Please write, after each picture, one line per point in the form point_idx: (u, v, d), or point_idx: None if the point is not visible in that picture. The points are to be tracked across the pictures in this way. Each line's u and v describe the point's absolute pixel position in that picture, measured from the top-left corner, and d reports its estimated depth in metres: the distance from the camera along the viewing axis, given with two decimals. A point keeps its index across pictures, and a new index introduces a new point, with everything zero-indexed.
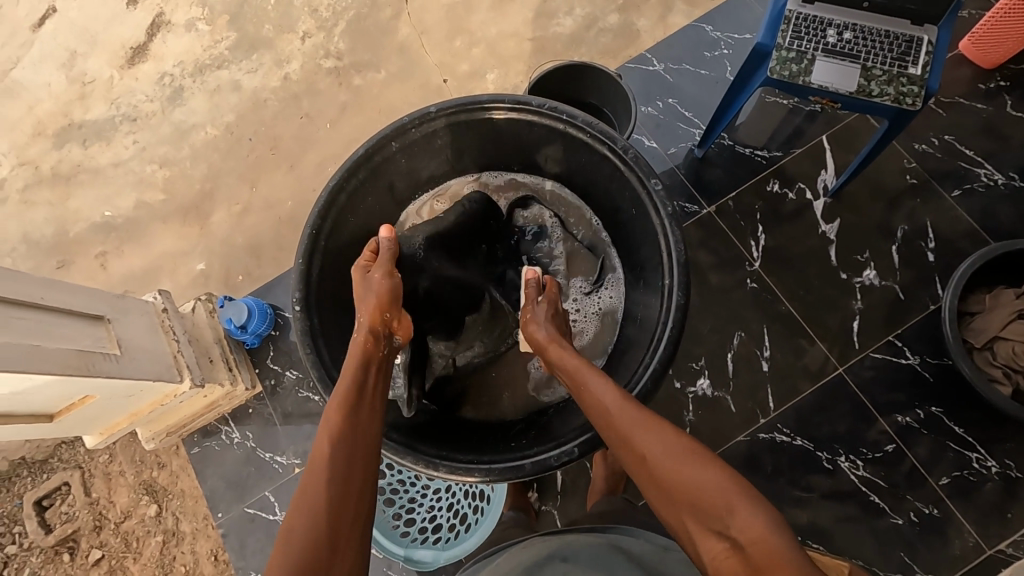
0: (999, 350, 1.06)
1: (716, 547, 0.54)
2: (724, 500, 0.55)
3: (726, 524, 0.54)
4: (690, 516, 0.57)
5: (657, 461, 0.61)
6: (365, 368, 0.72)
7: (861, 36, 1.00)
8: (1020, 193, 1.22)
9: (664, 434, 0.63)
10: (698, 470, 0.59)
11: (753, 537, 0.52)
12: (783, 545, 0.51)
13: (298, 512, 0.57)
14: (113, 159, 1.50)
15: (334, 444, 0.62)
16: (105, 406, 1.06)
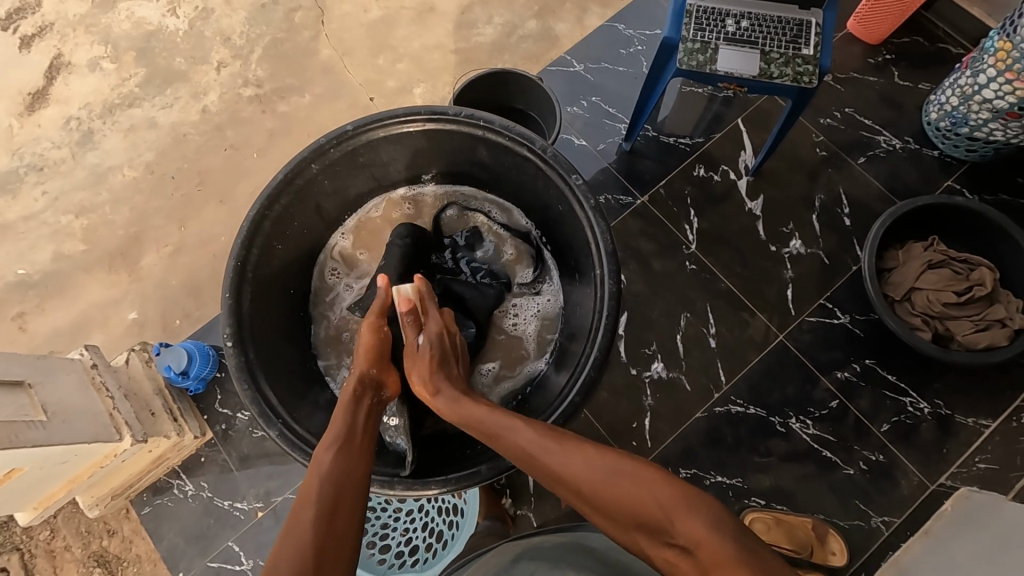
0: (916, 299, 1.16)
1: (667, 554, 0.57)
2: (674, 510, 0.57)
3: (677, 534, 0.56)
4: (639, 534, 0.58)
5: (602, 486, 0.60)
6: (354, 409, 0.71)
7: (757, 23, 1.07)
8: (917, 154, 1.33)
9: (602, 458, 0.62)
10: (642, 485, 0.59)
11: (705, 542, 0.54)
12: (724, 543, 0.53)
13: (289, 537, 0.54)
14: (22, 212, 1.39)
15: (324, 471, 0.61)
16: (37, 477, 0.98)
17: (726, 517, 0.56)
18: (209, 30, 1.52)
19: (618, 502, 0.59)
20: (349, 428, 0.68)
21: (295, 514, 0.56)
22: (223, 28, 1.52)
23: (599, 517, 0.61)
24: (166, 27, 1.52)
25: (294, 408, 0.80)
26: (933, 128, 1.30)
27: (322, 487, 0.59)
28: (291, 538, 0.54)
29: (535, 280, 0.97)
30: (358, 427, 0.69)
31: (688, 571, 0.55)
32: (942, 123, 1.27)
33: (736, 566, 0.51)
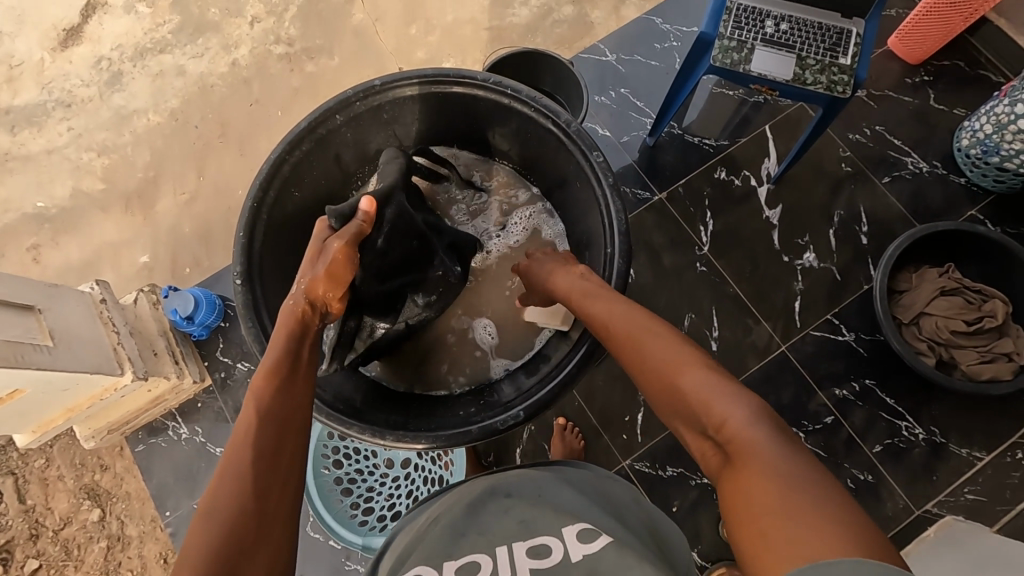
0: (924, 324, 1.15)
1: (702, 445, 0.53)
2: (721, 394, 0.52)
3: (717, 419, 0.51)
4: (679, 418, 0.55)
5: (659, 360, 0.58)
6: (298, 337, 0.66)
7: (796, 27, 1.06)
8: (942, 179, 1.31)
9: (665, 338, 0.60)
10: (697, 366, 0.55)
11: (741, 431, 0.49)
12: (763, 438, 0.48)
13: (222, 480, 0.51)
14: (45, 145, 1.41)
15: (260, 403, 0.57)
16: (38, 401, 1.00)
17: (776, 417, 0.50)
18: None
19: (660, 377, 0.57)
20: (292, 358, 0.63)
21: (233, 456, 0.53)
22: None
23: (648, 389, 0.58)
24: None
25: None
26: (963, 154, 1.28)
27: (260, 422, 0.55)
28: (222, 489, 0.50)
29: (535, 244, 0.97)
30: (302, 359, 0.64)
31: (717, 462, 0.51)
32: (972, 150, 1.25)
33: (769, 466, 0.46)
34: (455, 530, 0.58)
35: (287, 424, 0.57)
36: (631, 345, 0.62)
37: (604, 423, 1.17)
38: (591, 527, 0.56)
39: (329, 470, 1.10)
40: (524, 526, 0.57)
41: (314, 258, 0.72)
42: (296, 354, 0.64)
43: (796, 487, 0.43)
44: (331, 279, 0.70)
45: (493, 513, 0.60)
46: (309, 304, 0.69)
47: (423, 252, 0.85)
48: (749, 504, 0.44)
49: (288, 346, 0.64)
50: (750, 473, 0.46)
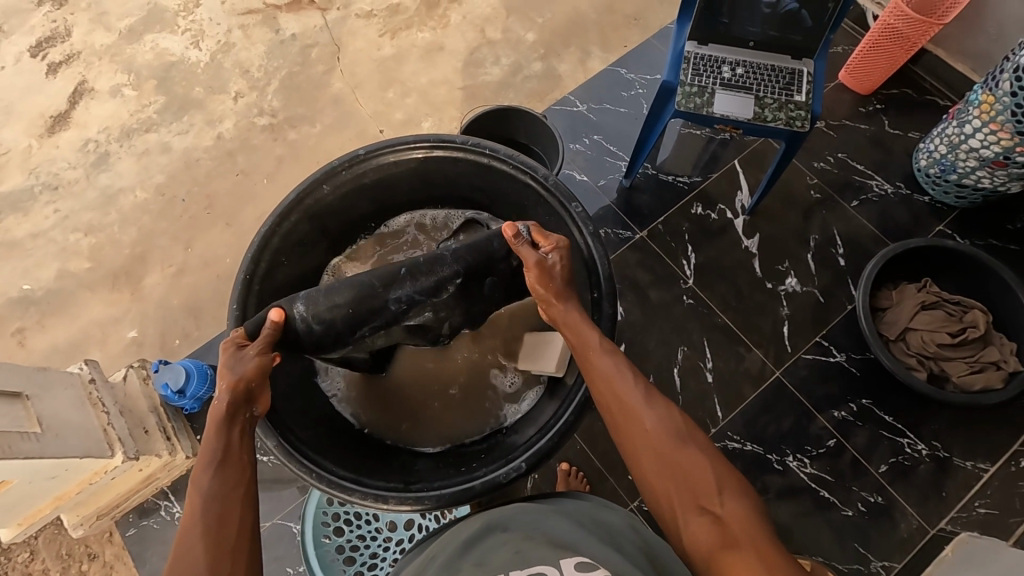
0: (911, 339, 1.17)
1: (699, 524, 0.58)
2: (724, 489, 0.59)
3: (718, 503, 0.58)
4: (675, 495, 0.60)
5: (656, 436, 0.63)
6: (226, 427, 0.66)
7: (752, 70, 1.13)
8: (907, 199, 1.37)
9: (666, 412, 0.65)
10: (692, 447, 0.62)
11: (746, 526, 0.56)
12: (759, 531, 0.56)
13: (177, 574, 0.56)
14: (32, 229, 1.42)
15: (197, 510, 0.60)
16: (25, 491, 0.96)
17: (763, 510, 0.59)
18: (228, 62, 1.59)
19: (657, 452, 0.62)
20: (221, 454, 0.64)
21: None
22: (242, 60, 1.59)
23: (641, 461, 0.63)
24: (187, 58, 1.59)
25: (291, 420, 0.80)
26: (923, 174, 1.35)
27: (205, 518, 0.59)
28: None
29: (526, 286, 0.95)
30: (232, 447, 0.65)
31: (711, 544, 0.57)
32: (931, 169, 1.32)
33: (767, 555, 0.54)
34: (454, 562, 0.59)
35: (225, 526, 0.59)
36: (625, 415, 0.66)
37: (608, 465, 1.16)
38: (589, 559, 0.54)
39: (330, 539, 1.08)
40: (520, 554, 0.56)
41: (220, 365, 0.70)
42: (224, 444, 0.65)
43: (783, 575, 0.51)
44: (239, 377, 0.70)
45: (486, 546, 0.60)
46: (234, 396, 0.67)
47: (370, 301, 0.78)
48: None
49: (216, 440, 0.65)
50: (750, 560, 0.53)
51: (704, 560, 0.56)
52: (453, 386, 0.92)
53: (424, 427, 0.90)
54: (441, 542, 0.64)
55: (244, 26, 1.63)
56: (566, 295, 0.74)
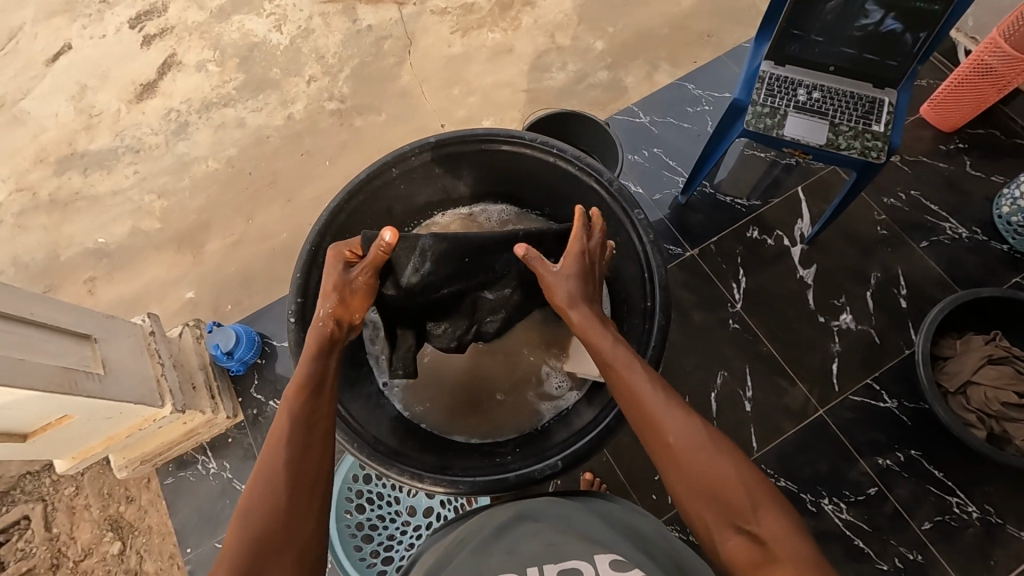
0: (973, 394, 1.10)
1: (735, 540, 0.56)
2: (761, 507, 0.56)
3: (754, 519, 0.55)
4: (709, 510, 0.58)
5: (682, 452, 0.60)
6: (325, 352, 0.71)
7: (829, 96, 1.09)
8: (983, 246, 1.29)
9: (693, 424, 0.61)
10: (725, 457, 0.59)
11: (788, 545, 0.53)
12: (800, 549, 0.53)
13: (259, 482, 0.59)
14: (112, 187, 1.53)
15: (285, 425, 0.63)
16: (82, 428, 1.03)
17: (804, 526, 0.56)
18: (306, 47, 1.66)
19: (686, 467, 0.59)
20: (317, 378, 0.68)
21: (252, 486, 0.58)
22: (319, 46, 1.66)
23: (671, 475, 0.60)
24: (269, 41, 1.67)
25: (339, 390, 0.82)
26: (1003, 222, 1.27)
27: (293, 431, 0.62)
28: (250, 512, 0.57)
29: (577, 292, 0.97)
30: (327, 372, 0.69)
31: (749, 560, 0.54)
32: (1014, 217, 1.24)
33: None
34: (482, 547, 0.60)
35: (309, 447, 0.62)
36: (649, 425, 0.63)
37: (633, 482, 1.14)
38: (622, 558, 0.55)
39: (351, 515, 1.09)
40: (554, 548, 0.57)
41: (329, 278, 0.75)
42: (320, 370, 0.69)
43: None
44: (349, 295, 0.75)
45: (517, 535, 0.61)
46: (336, 322, 0.73)
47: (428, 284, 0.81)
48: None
49: (313, 364, 0.69)
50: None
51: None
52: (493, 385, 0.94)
53: (459, 417, 0.92)
54: (471, 528, 0.65)
55: (324, 14, 1.69)
56: (579, 297, 0.74)
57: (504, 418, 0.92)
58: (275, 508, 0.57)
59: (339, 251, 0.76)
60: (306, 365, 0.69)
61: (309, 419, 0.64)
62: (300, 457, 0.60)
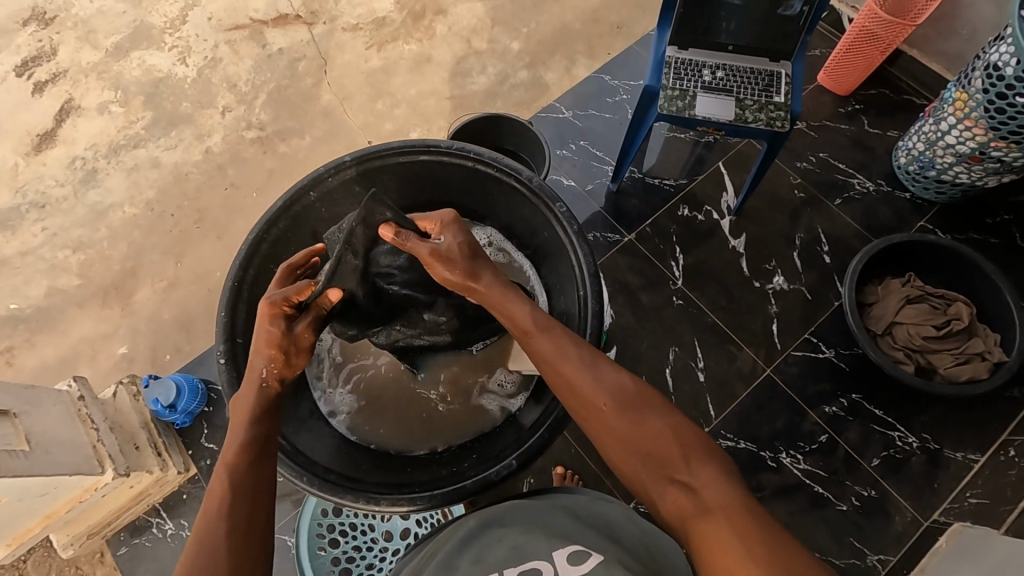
0: (898, 333, 1.19)
1: (673, 494, 0.57)
2: (693, 457, 0.57)
3: (683, 471, 0.57)
4: (646, 467, 0.59)
5: (611, 413, 0.62)
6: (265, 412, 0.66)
7: (732, 73, 1.15)
8: (890, 196, 1.40)
9: (620, 384, 0.64)
10: (651, 417, 0.61)
11: (721, 492, 0.54)
12: (732, 494, 0.54)
13: (200, 555, 0.54)
14: (19, 248, 1.42)
15: (226, 503, 0.58)
16: (13, 511, 0.95)
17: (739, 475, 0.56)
18: (216, 77, 1.60)
19: (614, 433, 0.61)
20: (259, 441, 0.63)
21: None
22: (230, 75, 1.60)
23: (604, 441, 0.62)
24: (175, 74, 1.59)
25: (284, 424, 0.80)
26: (903, 171, 1.37)
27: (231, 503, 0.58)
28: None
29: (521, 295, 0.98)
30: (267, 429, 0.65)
31: (686, 510, 0.55)
32: (911, 166, 1.35)
33: (739, 515, 0.51)
34: (446, 560, 0.60)
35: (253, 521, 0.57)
36: (576, 397, 0.65)
37: (604, 468, 1.16)
38: (582, 547, 0.55)
39: (325, 550, 1.06)
40: (515, 551, 0.57)
41: (268, 337, 0.68)
42: (261, 431, 0.64)
43: (751, 539, 0.49)
44: (295, 352, 0.69)
45: (482, 544, 0.61)
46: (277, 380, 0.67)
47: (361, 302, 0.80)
48: (712, 555, 0.50)
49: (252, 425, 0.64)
50: (718, 525, 0.51)
51: (679, 529, 0.55)
52: (438, 395, 0.94)
53: (416, 433, 0.91)
54: (439, 541, 0.65)
55: (231, 41, 1.64)
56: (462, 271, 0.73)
57: (460, 428, 0.91)
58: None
59: (277, 305, 0.69)
60: (241, 431, 0.64)
61: (253, 495, 0.59)
62: (243, 528, 0.57)
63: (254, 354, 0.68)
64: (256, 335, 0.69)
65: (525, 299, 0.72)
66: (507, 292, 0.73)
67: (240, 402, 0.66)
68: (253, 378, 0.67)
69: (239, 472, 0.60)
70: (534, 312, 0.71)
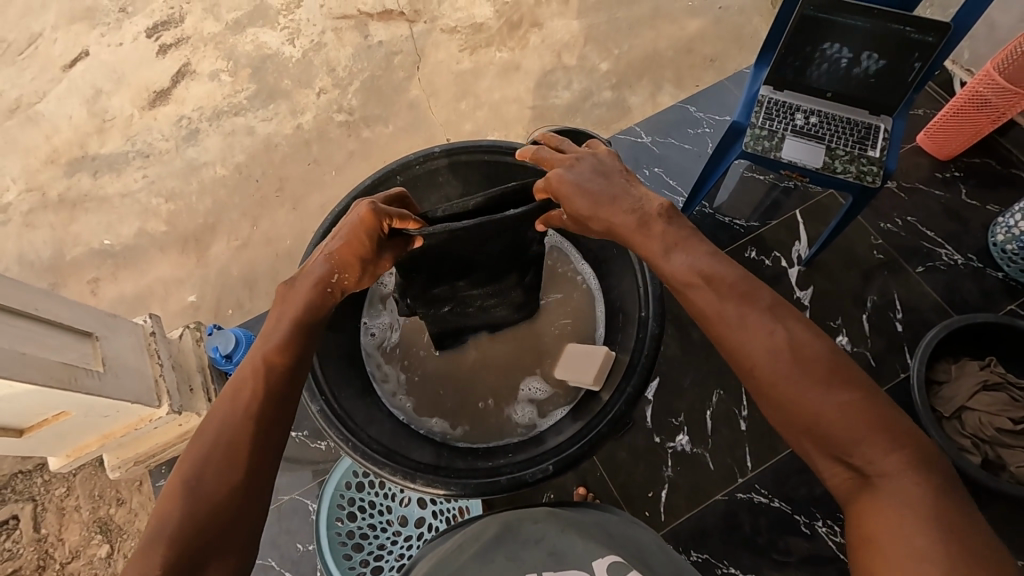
0: (967, 419, 1.10)
1: (842, 471, 0.54)
2: (872, 442, 0.52)
3: (857, 455, 0.52)
4: (809, 441, 0.55)
5: (777, 380, 0.56)
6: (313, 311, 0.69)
7: (826, 120, 1.12)
8: (979, 272, 1.31)
9: (796, 340, 0.56)
10: (827, 386, 0.54)
11: (903, 484, 0.50)
12: (917, 490, 0.49)
13: (219, 451, 0.57)
14: (120, 189, 1.55)
15: (254, 398, 0.61)
16: (78, 426, 1.03)
17: (930, 459, 0.51)
18: (318, 60, 1.70)
19: (780, 403, 0.56)
20: (290, 347, 0.66)
21: (208, 453, 0.57)
22: (330, 59, 1.70)
23: (766, 407, 0.58)
24: (282, 52, 1.71)
25: (337, 389, 0.83)
26: (998, 249, 1.28)
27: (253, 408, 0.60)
28: (201, 480, 0.55)
29: (575, 303, 1.00)
30: (303, 337, 0.68)
31: (858, 492, 0.52)
32: (1009, 245, 1.26)
33: (922, 516, 0.48)
34: (475, 561, 0.60)
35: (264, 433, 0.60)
36: (734, 355, 0.59)
37: (626, 496, 1.14)
38: (621, 560, 0.57)
39: (342, 522, 1.09)
40: (555, 557, 0.59)
41: (356, 240, 0.72)
42: (304, 341, 0.67)
43: (941, 541, 0.46)
44: (365, 269, 0.74)
45: (518, 540, 0.62)
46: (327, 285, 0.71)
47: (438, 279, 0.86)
48: (877, 555, 0.48)
49: (292, 330, 0.67)
50: (891, 518, 0.49)
51: (846, 504, 0.54)
52: (484, 378, 0.97)
53: (475, 427, 0.94)
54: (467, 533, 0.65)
55: (337, 28, 1.74)
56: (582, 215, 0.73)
57: (503, 424, 0.94)
58: (227, 479, 0.56)
59: (376, 217, 0.72)
60: (283, 328, 0.67)
61: (277, 391, 0.62)
62: (263, 432, 0.59)
63: (324, 253, 0.72)
64: (344, 234, 0.72)
65: (664, 250, 0.66)
66: (650, 239, 0.67)
67: (295, 298, 0.70)
68: (317, 276, 0.71)
69: (271, 363, 0.64)
70: (680, 264, 0.64)
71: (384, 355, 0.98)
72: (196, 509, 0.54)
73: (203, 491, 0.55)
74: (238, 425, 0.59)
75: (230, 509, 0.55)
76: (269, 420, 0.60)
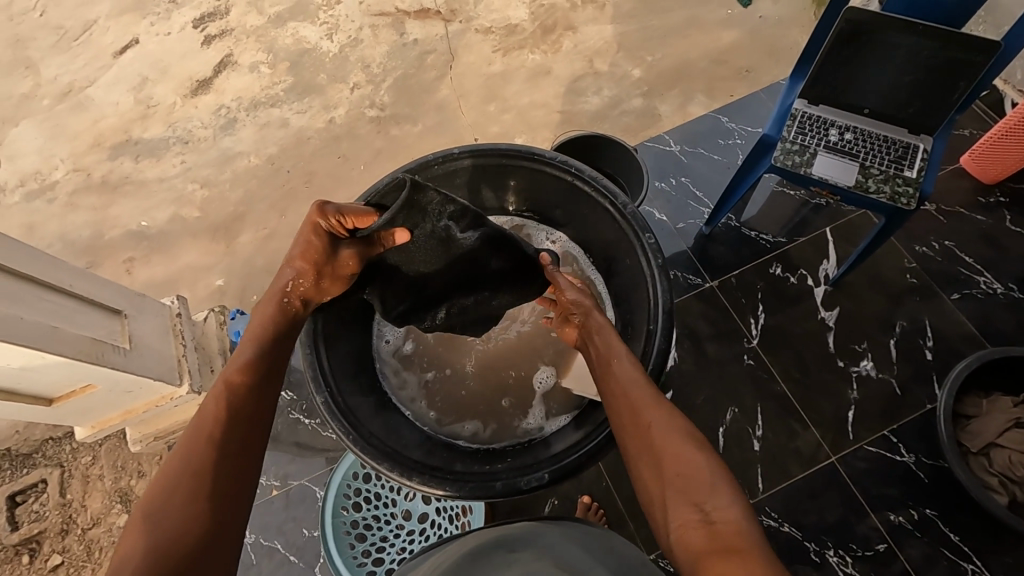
0: (995, 456, 1.06)
1: (688, 521, 0.55)
2: (715, 491, 0.56)
3: (707, 503, 0.55)
4: (672, 495, 0.57)
5: (658, 437, 0.61)
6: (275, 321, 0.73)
7: (861, 137, 1.09)
8: (1019, 304, 1.25)
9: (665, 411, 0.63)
10: (691, 447, 0.60)
11: (735, 529, 0.52)
12: (749, 534, 0.52)
13: (183, 477, 0.57)
14: (159, 174, 1.61)
15: (216, 420, 0.61)
16: (103, 399, 1.08)
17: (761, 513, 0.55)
18: (353, 56, 1.73)
19: (654, 454, 0.61)
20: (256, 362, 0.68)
21: (172, 482, 0.56)
22: (365, 56, 1.73)
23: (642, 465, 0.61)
24: (320, 47, 1.75)
25: (344, 384, 0.84)
26: None
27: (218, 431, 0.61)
28: (165, 511, 0.55)
29: None
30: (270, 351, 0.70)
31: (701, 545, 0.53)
32: None
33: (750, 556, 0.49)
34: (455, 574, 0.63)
35: (235, 452, 0.60)
36: (632, 411, 0.65)
37: (632, 509, 1.13)
38: None
39: (347, 512, 1.10)
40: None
41: (309, 247, 0.74)
42: (273, 355, 0.70)
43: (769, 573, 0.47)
44: (324, 276, 0.76)
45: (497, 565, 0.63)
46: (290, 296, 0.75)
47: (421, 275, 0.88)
48: None
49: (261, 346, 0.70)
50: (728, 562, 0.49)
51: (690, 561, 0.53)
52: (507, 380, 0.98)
53: (504, 426, 0.94)
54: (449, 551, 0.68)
55: (374, 26, 1.77)
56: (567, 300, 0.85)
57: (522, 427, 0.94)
58: (201, 502, 0.56)
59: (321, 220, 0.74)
60: (248, 346, 0.70)
61: (243, 413, 0.63)
62: (232, 454, 0.60)
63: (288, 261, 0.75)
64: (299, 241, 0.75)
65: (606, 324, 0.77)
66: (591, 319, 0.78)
67: (260, 312, 0.73)
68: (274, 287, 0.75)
69: (235, 386, 0.65)
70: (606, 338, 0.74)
71: (400, 361, 0.98)
72: (160, 540, 0.53)
73: (170, 514, 0.54)
74: (201, 451, 0.59)
75: (195, 533, 0.54)
76: (235, 442, 0.61)
